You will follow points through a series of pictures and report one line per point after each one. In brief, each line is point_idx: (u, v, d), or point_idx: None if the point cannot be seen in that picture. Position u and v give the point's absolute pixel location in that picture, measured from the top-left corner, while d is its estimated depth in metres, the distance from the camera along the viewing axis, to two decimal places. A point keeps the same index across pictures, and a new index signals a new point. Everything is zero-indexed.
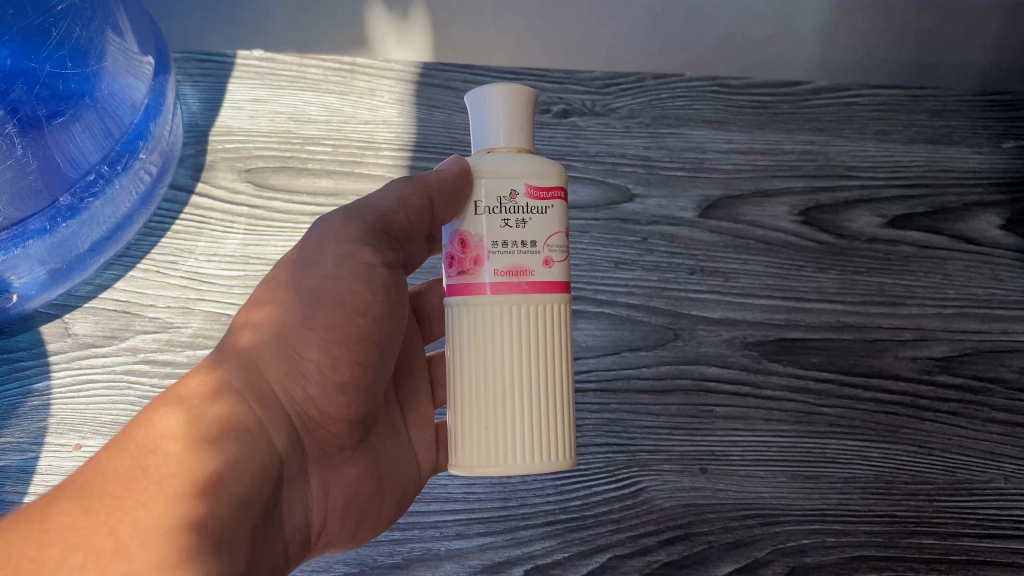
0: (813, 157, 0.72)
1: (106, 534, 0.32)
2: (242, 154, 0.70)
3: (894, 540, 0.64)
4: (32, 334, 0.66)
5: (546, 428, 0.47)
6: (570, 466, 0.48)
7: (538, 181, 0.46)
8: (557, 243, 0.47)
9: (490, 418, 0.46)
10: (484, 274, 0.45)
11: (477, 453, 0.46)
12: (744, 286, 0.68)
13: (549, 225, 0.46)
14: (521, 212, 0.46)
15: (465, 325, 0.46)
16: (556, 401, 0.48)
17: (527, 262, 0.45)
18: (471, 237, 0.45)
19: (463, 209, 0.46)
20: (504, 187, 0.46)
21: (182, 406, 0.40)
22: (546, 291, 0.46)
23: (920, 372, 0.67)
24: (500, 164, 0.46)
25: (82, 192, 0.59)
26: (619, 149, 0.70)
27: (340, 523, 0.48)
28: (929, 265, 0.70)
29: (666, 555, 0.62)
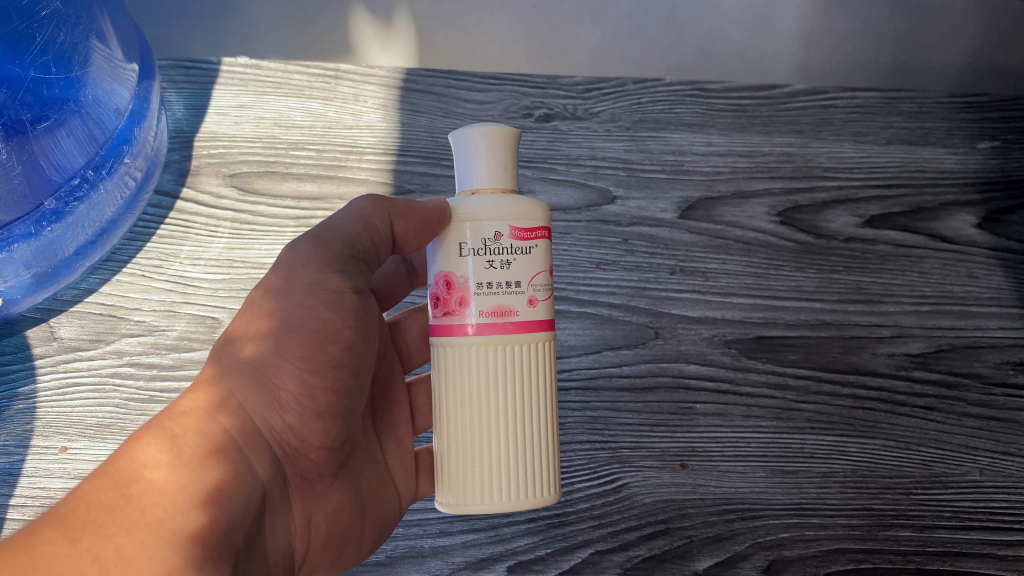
0: (791, 159, 0.73)
1: (89, 562, 0.33)
2: (227, 159, 0.70)
3: (872, 533, 0.65)
4: (18, 339, 0.66)
5: (531, 465, 0.48)
6: (553, 501, 0.49)
7: (521, 223, 0.47)
8: (542, 282, 0.47)
9: (476, 455, 0.47)
10: (470, 315, 0.46)
11: (462, 490, 0.47)
12: (723, 285, 0.69)
13: (533, 265, 0.47)
14: (505, 253, 0.46)
15: (450, 363, 0.47)
16: (541, 437, 0.49)
17: (512, 304, 0.46)
18: (456, 279, 0.46)
19: (447, 251, 0.47)
20: (488, 230, 0.46)
21: (162, 436, 0.40)
22: (532, 330, 0.47)
23: (897, 368, 0.69)
24: (484, 206, 0.46)
25: (67, 196, 0.60)
26: (601, 153, 0.71)
27: (322, 550, 0.48)
28: (905, 263, 0.71)
29: (647, 550, 0.64)
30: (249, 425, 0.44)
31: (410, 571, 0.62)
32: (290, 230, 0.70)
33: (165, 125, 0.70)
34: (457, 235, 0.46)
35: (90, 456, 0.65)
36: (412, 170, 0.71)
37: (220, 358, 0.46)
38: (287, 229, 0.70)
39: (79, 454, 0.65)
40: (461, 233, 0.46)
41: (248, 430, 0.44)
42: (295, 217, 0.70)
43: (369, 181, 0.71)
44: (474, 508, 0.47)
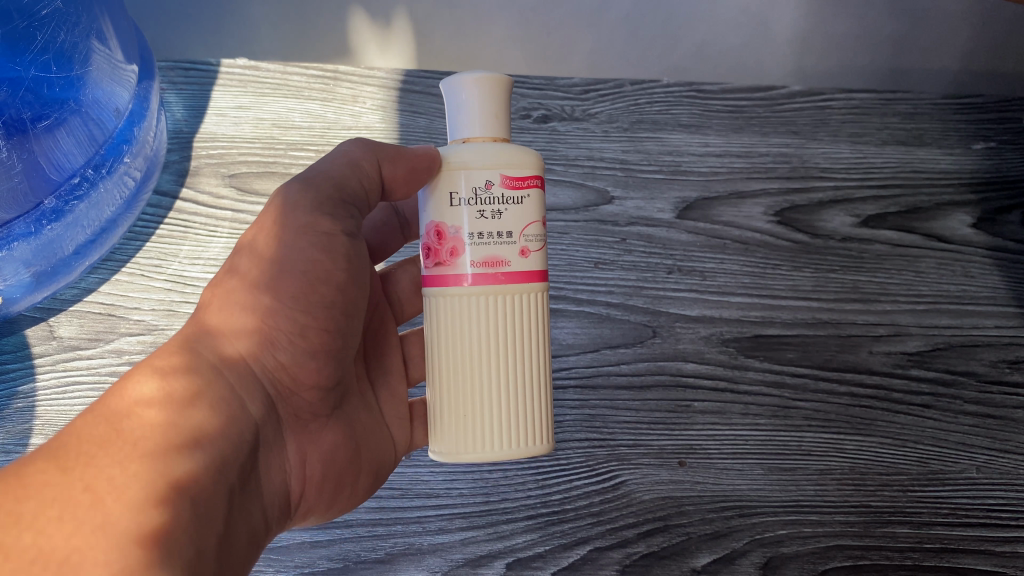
0: (788, 159, 0.73)
1: (82, 489, 0.34)
2: (226, 159, 0.71)
3: (869, 530, 0.66)
4: (17, 337, 0.66)
5: (525, 415, 0.49)
6: (547, 450, 0.50)
7: (513, 172, 0.47)
8: (534, 233, 0.47)
9: (470, 407, 0.48)
10: (462, 265, 0.46)
11: (456, 440, 0.48)
12: (721, 284, 0.70)
13: (525, 215, 0.47)
14: (496, 203, 0.46)
15: (444, 314, 0.47)
16: (535, 388, 0.49)
17: (504, 253, 0.46)
18: (448, 229, 0.46)
19: (438, 201, 0.47)
20: (479, 179, 0.46)
21: (152, 373, 0.41)
22: (524, 280, 0.47)
23: (893, 366, 0.69)
24: (475, 155, 0.47)
25: (67, 195, 0.60)
26: (599, 153, 0.71)
27: (319, 490, 0.49)
28: (901, 263, 0.71)
29: (645, 547, 0.64)
30: (240, 365, 0.44)
31: (408, 567, 0.62)
32: None
33: (163, 125, 0.70)
34: (448, 185, 0.47)
35: None
36: None
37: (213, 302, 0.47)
38: None
39: None
40: (453, 182, 0.46)
41: (240, 369, 0.44)
42: None
43: None
44: (468, 458, 0.47)
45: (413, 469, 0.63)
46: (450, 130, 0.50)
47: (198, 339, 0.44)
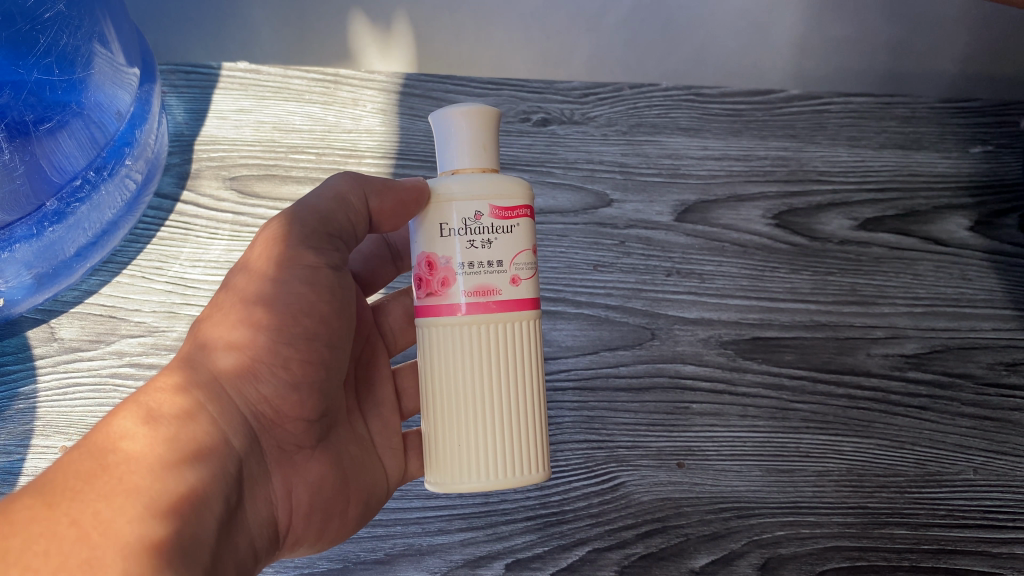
0: (786, 163, 0.73)
1: (67, 525, 0.35)
2: (227, 162, 0.71)
3: (867, 531, 0.66)
4: (19, 339, 0.67)
5: (519, 442, 0.49)
6: (543, 478, 0.50)
7: (502, 202, 0.47)
8: (524, 261, 0.47)
9: (463, 435, 0.48)
10: (454, 295, 0.46)
11: (450, 469, 0.48)
12: (720, 286, 0.70)
13: (515, 244, 0.47)
14: (485, 233, 0.46)
15: (435, 344, 0.48)
16: (528, 415, 0.49)
17: (496, 282, 0.46)
18: (439, 259, 0.46)
19: (428, 233, 0.47)
20: (469, 209, 0.47)
21: (137, 408, 0.41)
22: (517, 308, 0.47)
23: (892, 368, 0.69)
24: (465, 185, 0.47)
25: (68, 197, 0.60)
26: (598, 156, 0.71)
27: (307, 521, 0.49)
28: (899, 266, 0.72)
29: (644, 548, 0.64)
30: (227, 398, 0.45)
31: (408, 568, 0.62)
32: None
33: (165, 128, 0.70)
34: (438, 216, 0.47)
35: None
36: (411, 173, 0.72)
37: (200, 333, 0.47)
38: None
39: None
40: (442, 213, 0.47)
41: (226, 402, 0.44)
42: None
43: None
44: (462, 487, 0.48)
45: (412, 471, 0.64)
46: (440, 161, 0.50)
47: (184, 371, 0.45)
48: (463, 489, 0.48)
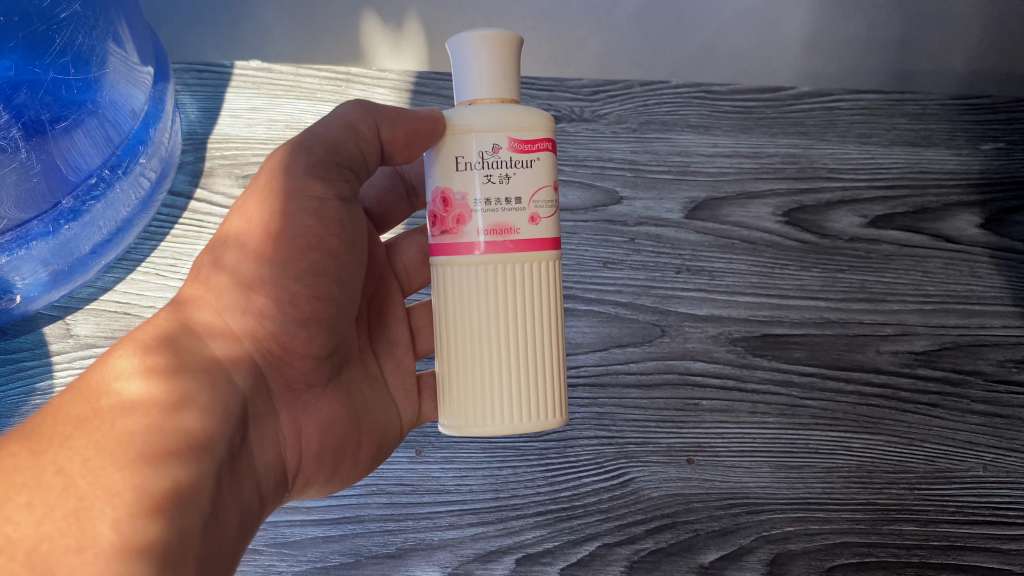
0: (796, 160, 0.73)
1: (53, 474, 0.36)
2: (240, 160, 0.72)
3: (876, 527, 0.66)
4: (36, 335, 0.67)
5: (535, 387, 0.49)
6: (559, 423, 0.51)
7: (521, 135, 0.47)
8: (544, 198, 0.48)
9: (480, 377, 0.48)
10: (471, 232, 0.47)
11: (467, 410, 0.49)
12: (729, 283, 0.70)
13: (533, 180, 0.47)
14: (505, 167, 0.47)
15: (455, 286, 0.48)
16: (545, 359, 0.50)
17: (513, 221, 0.47)
18: (456, 196, 0.47)
19: (446, 169, 0.47)
20: (489, 145, 0.47)
21: (136, 347, 0.43)
22: (535, 248, 0.48)
23: (901, 366, 0.69)
24: (483, 119, 0.47)
25: (83, 195, 0.61)
26: (608, 154, 0.72)
27: (317, 462, 0.50)
28: (909, 263, 0.72)
29: (654, 543, 0.64)
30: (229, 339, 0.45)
31: (420, 563, 0.63)
32: None
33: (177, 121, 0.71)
34: (456, 150, 0.47)
35: None
36: None
37: (199, 274, 0.48)
38: None
39: None
40: (461, 147, 0.47)
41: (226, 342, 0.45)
42: None
43: None
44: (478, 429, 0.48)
45: (424, 466, 0.64)
46: (456, 91, 0.50)
47: (184, 314, 0.46)
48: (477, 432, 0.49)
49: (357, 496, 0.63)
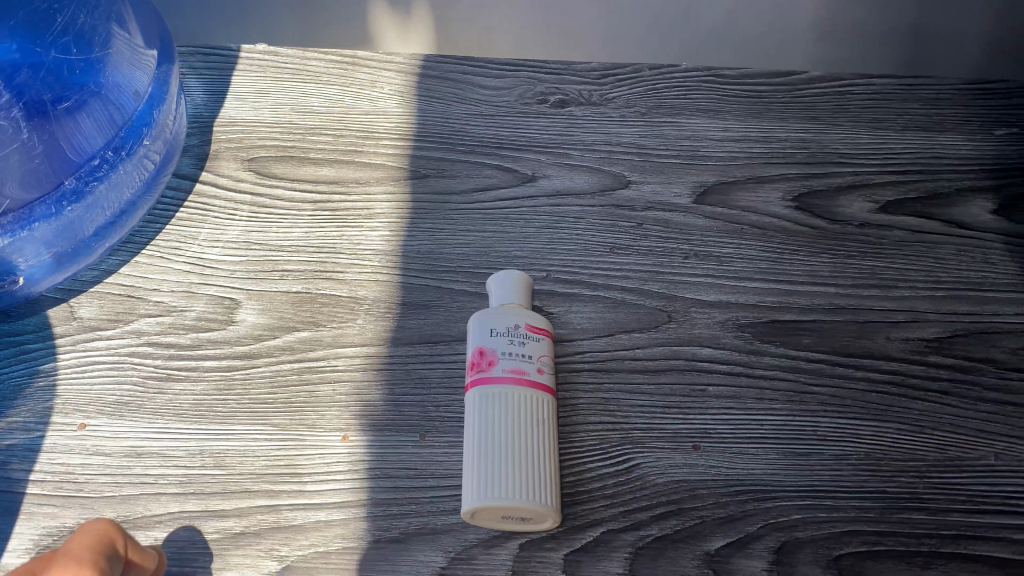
0: (807, 146, 0.76)
1: None
2: (245, 145, 0.75)
3: (885, 515, 0.57)
4: (40, 317, 0.66)
5: (535, 482, 0.55)
6: (555, 517, 0.54)
7: (534, 322, 0.62)
8: (547, 361, 0.61)
9: (489, 449, 0.56)
10: (497, 371, 0.59)
11: (477, 485, 0.54)
12: (737, 269, 0.69)
13: (541, 348, 0.61)
14: (521, 337, 0.61)
15: (475, 415, 0.58)
16: (543, 480, 0.55)
17: (527, 367, 0.59)
18: (489, 348, 0.60)
19: (480, 330, 0.61)
20: (509, 321, 0.61)
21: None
22: (539, 389, 0.59)
23: (911, 351, 0.65)
24: (511, 306, 0.63)
25: (86, 176, 0.61)
26: (616, 139, 0.76)
27: None
28: (920, 249, 0.70)
29: (658, 531, 0.56)
30: None
31: (422, 549, 0.56)
32: (306, 213, 0.72)
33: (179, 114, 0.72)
34: (491, 313, 0.62)
35: (109, 433, 0.61)
36: (427, 156, 0.75)
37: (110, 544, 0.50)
38: (303, 212, 0.72)
39: (99, 432, 0.61)
40: (495, 312, 0.62)
41: None
42: (311, 199, 0.73)
43: (384, 163, 0.75)
44: (486, 503, 0.53)
45: (429, 451, 0.60)
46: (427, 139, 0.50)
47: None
48: (486, 503, 0.53)
49: (359, 480, 0.59)
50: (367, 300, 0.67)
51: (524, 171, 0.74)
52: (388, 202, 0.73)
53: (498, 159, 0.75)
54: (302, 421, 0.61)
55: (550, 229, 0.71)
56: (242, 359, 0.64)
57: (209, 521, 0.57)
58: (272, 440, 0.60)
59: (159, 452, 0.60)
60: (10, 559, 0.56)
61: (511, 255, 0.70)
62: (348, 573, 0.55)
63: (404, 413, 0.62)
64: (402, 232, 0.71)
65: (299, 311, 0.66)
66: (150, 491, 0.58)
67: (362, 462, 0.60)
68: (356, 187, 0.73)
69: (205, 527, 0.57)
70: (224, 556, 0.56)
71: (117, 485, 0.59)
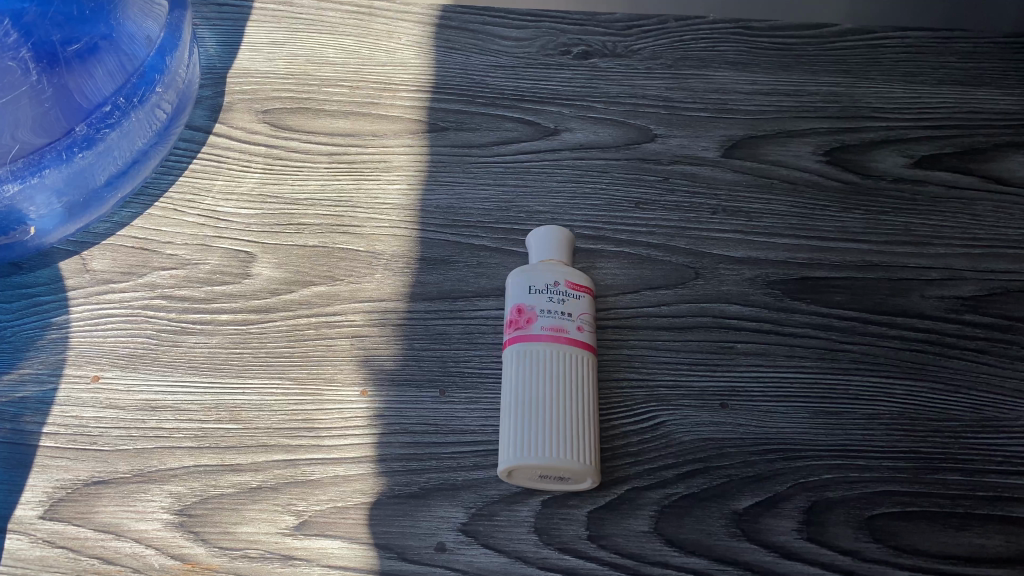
0: (839, 99, 0.74)
1: None
2: (259, 96, 0.73)
3: (918, 476, 0.56)
4: (51, 270, 0.65)
5: (574, 441, 0.53)
6: (593, 477, 0.53)
7: (575, 279, 0.59)
8: (589, 319, 0.58)
9: (528, 407, 0.54)
10: (535, 328, 0.56)
11: (514, 444, 0.53)
12: (767, 225, 0.67)
13: (583, 306, 0.58)
14: (562, 295, 0.58)
15: (511, 374, 0.56)
16: (583, 439, 0.53)
17: (566, 325, 0.57)
18: (526, 305, 0.57)
19: (518, 288, 0.58)
20: (549, 278, 0.58)
21: None
22: (580, 346, 0.57)
23: (947, 310, 0.62)
24: (545, 266, 0.60)
25: (97, 123, 0.59)
26: (642, 91, 0.74)
27: None
28: (957, 206, 0.68)
29: (684, 489, 0.55)
30: None
31: (442, 504, 0.55)
32: (322, 166, 0.70)
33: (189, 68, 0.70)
34: (529, 272, 0.59)
35: (122, 385, 0.60)
36: (446, 108, 0.73)
37: None
38: (318, 164, 0.70)
39: (112, 384, 0.60)
40: (530, 271, 0.59)
41: None
42: (326, 151, 0.71)
43: (402, 115, 0.73)
44: (522, 461, 0.52)
45: (448, 406, 0.59)
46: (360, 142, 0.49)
47: None
48: (521, 462, 0.52)
49: (378, 435, 0.58)
50: (385, 254, 0.65)
51: (546, 124, 0.72)
52: (405, 154, 0.71)
53: (519, 112, 0.73)
54: (319, 375, 0.60)
55: (574, 183, 0.69)
56: (257, 313, 0.63)
57: (225, 475, 0.56)
58: (289, 394, 0.59)
59: (173, 406, 0.59)
60: (23, 512, 0.55)
61: (533, 210, 0.68)
62: (367, 528, 0.54)
63: (423, 368, 0.60)
64: (421, 185, 0.69)
65: (315, 266, 0.65)
66: (165, 444, 0.57)
67: (379, 416, 0.58)
68: (372, 140, 0.71)
69: (221, 481, 0.56)
70: (241, 510, 0.54)
71: (131, 439, 0.57)
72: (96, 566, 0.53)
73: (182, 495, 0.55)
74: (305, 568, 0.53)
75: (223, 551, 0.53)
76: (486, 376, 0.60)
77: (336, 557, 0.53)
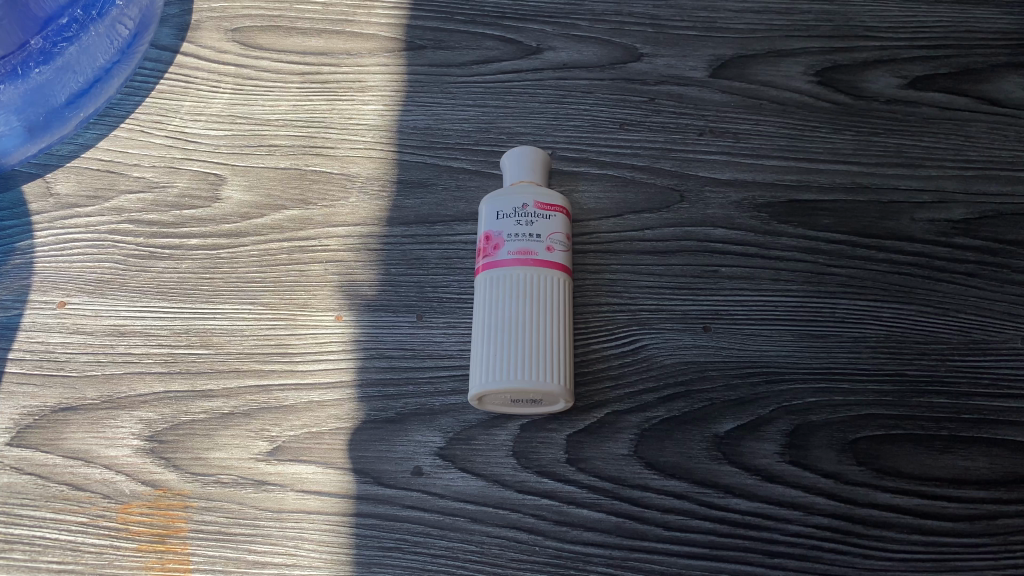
0: (831, 18, 0.71)
1: None
2: (229, 14, 0.70)
3: (903, 400, 0.55)
4: (14, 195, 0.62)
5: (542, 362, 0.51)
6: (563, 395, 0.51)
7: (544, 199, 0.57)
8: (562, 240, 0.56)
9: (497, 334, 0.53)
10: (501, 255, 0.54)
11: (480, 369, 0.52)
12: (755, 146, 0.65)
13: (554, 227, 0.56)
14: (531, 217, 0.55)
15: (479, 301, 0.55)
16: (554, 359, 0.52)
17: (534, 247, 0.55)
18: (492, 232, 0.55)
19: (487, 214, 0.56)
20: (515, 201, 0.56)
21: None
22: (549, 267, 0.55)
23: (937, 234, 0.61)
24: (515, 191, 0.57)
25: (53, 36, 0.56)
26: (628, 10, 0.71)
27: None
28: (950, 127, 0.66)
29: (665, 412, 0.54)
30: None
31: (419, 428, 0.54)
32: (295, 86, 0.68)
33: None
34: (495, 200, 0.57)
35: (90, 311, 0.58)
36: (424, 25, 0.70)
37: None
38: (291, 85, 0.68)
39: (79, 310, 0.58)
40: (495, 199, 0.57)
41: None
42: (300, 71, 0.68)
43: (377, 34, 0.70)
44: (486, 387, 0.51)
45: (426, 331, 0.57)
46: None
47: None
48: (483, 387, 0.51)
49: (353, 360, 0.56)
50: (360, 177, 0.63)
51: (528, 42, 0.69)
52: (380, 74, 0.68)
53: (500, 30, 0.70)
54: (293, 300, 0.58)
55: (557, 103, 0.67)
56: (227, 237, 0.61)
57: (196, 401, 0.55)
58: (262, 319, 0.58)
59: (142, 331, 0.57)
60: None
61: (514, 131, 0.66)
62: (342, 453, 0.53)
63: (399, 292, 0.59)
64: (397, 106, 0.67)
65: (288, 189, 0.63)
66: (135, 370, 0.56)
67: (354, 341, 0.57)
68: (347, 59, 0.69)
69: (192, 407, 0.54)
70: (213, 436, 0.53)
71: (100, 365, 0.56)
72: (65, 492, 0.52)
73: (152, 421, 0.54)
74: (279, 493, 0.52)
75: (195, 477, 0.52)
76: (465, 301, 0.58)
77: (311, 483, 0.52)
